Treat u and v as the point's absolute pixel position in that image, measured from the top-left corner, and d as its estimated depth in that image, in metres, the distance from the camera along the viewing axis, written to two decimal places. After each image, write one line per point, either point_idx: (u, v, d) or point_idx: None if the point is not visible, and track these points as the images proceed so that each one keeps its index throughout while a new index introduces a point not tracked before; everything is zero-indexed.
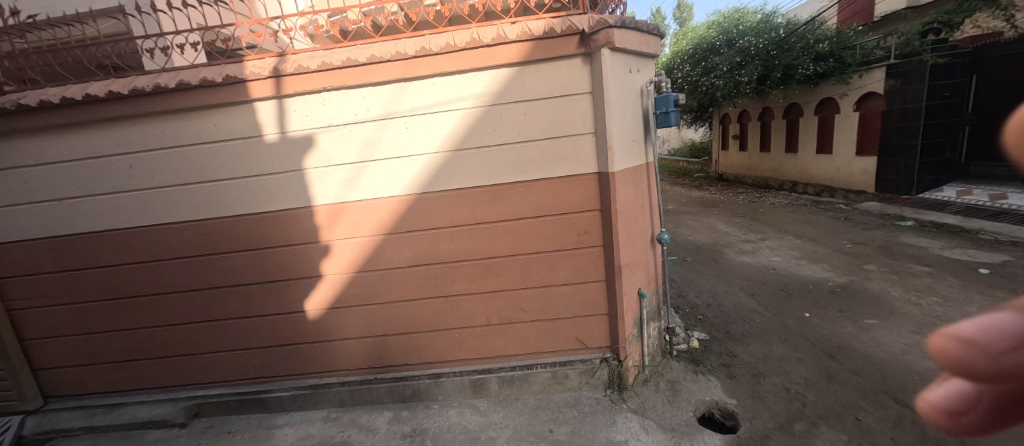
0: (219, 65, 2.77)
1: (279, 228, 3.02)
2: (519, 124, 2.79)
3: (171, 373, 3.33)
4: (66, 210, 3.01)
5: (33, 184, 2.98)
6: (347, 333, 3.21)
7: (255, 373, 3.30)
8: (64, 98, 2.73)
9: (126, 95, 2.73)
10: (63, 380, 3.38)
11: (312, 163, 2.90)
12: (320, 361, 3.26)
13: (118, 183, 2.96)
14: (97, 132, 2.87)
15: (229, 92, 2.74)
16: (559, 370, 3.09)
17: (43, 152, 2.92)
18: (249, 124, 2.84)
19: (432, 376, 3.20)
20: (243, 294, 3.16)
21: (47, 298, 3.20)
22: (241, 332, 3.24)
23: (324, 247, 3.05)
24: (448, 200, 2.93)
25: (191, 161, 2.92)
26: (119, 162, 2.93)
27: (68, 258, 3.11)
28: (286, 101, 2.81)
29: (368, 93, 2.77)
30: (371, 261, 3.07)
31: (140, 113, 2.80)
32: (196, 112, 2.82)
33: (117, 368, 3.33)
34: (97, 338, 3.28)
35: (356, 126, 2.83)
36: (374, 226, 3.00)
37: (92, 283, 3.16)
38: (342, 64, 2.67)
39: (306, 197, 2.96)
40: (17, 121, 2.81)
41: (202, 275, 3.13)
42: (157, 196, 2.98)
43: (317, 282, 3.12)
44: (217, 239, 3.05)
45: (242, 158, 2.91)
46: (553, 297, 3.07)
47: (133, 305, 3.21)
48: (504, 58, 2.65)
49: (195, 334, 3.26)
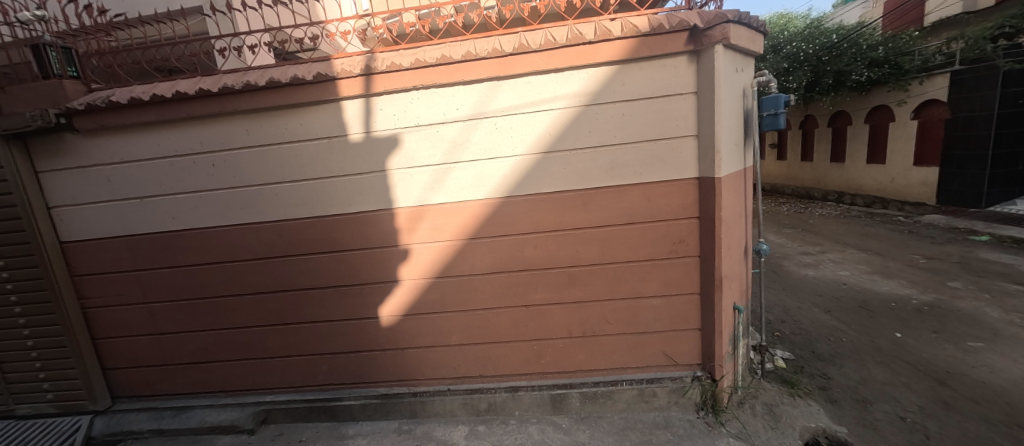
0: (309, 64, 2.72)
1: (358, 231, 2.93)
2: (615, 125, 2.63)
3: (239, 377, 3.25)
4: (147, 208, 2.99)
5: (116, 182, 2.96)
6: (421, 341, 3.08)
7: (324, 380, 3.19)
8: (154, 96, 2.71)
9: (216, 93, 2.70)
10: (131, 380, 3.33)
11: (396, 164, 2.80)
12: (391, 370, 3.14)
13: (200, 182, 2.92)
14: (181, 130, 2.84)
15: (317, 90, 2.68)
16: (647, 387, 2.88)
17: (129, 149, 2.90)
18: (335, 123, 2.77)
19: (508, 389, 3.03)
20: (317, 298, 3.07)
21: (121, 297, 3.16)
22: (313, 337, 3.14)
23: (403, 251, 2.94)
24: (535, 204, 2.78)
25: (273, 161, 2.86)
26: (202, 161, 2.89)
27: (145, 257, 3.08)
28: (373, 100, 2.72)
29: (458, 92, 2.66)
30: (450, 267, 2.93)
31: (227, 111, 2.76)
32: (282, 110, 2.77)
33: (186, 370, 3.27)
34: (168, 339, 3.23)
35: (444, 126, 2.72)
36: (455, 230, 2.87)
37: (166, 282, 3.12)
38: (434, 62, 2.57)
39: (387, 199, 2.86)
40: (105, 118, 2.81)
41: (276, 277, 3.05)
42: (237, 196, 2.93)
43: (393, 287, 3.00)
44: (295, 240, 2.98)
45: (324, 158, 2.83)
46: (642, 310, 2.87)
47: (205, 306, 3.15)
48: (604, 56, 2.50)
49: (265, 337, 3.17)
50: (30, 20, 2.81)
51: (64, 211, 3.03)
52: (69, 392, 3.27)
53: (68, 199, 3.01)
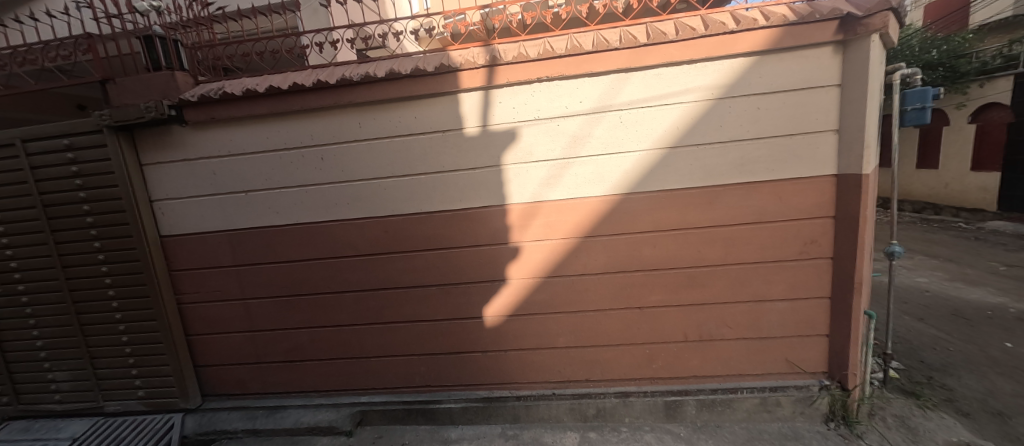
0: (427, 55, 2.64)
1: (467, 228, 2.84)
2: (749, 119, 2.51)
3: (333, 377, 3.17)
4: (251, 202, 2.95)
5: (222, 175, 2.92)
6: (525, 343, 2.97)
7: (421, 381, 3.10)
8: (270, 88, 2.66)
9: (333, 85, 2.64)
10: (222, 378, 3.26)
11: (512, 159, 2.71)
12: (492, 372, 3.03)
13: (308, 176, 2.87)
14: (292, 122, 2.79)
15: (437, 82, 2.61)
16: (770, 396, 2.73)
17: (237, 142, 2.86)
18: (451, 116, 2.69)
19: (618, 395, 2.89)
20: (419, 296, 2.98)
21: (219, 292, 3.11)
22: (412, 337, 3.05)
23: (514, 249, 2.83)
24: (658, 202, 2.66)
25: (384, 155, 2.79)
26: (311, 155, 2.84)
27: (246, 252, 3.03)
28: (493, 92, 2.64)
29: (583, 84, 2.56)
30: (562, 266, 2.82)
31: (341, 104, 2.70)
32: (397, 103, 2.71)
33: (279, 368, 3.20)
34: (262, 336, 3.16)
35: (566, 120, 2.63)
36: (570, 228, 2.76)
37: (266, 278, 3.06)
38: (563, 52, 2.49)
39: (500, 195, 2.77)
40: (216, 110, 2.77)
41: (379, 275, 2.97)
42: (344, 190, 2.86)
43: (501, 286, 2.90)
44: (400, 236, 2.89)
45: (437, 152, 2.75)
46: (766, 314, 2.74)
47: (303, 304, 3.07)
48: (745, 46, 2.39)
49: (363, 336, 3.09)
50: (145, 11, 2.80)
51: (167, 205, 3.00)
52: (161, 390, 3.19)
53: (172, 193, 2.98)
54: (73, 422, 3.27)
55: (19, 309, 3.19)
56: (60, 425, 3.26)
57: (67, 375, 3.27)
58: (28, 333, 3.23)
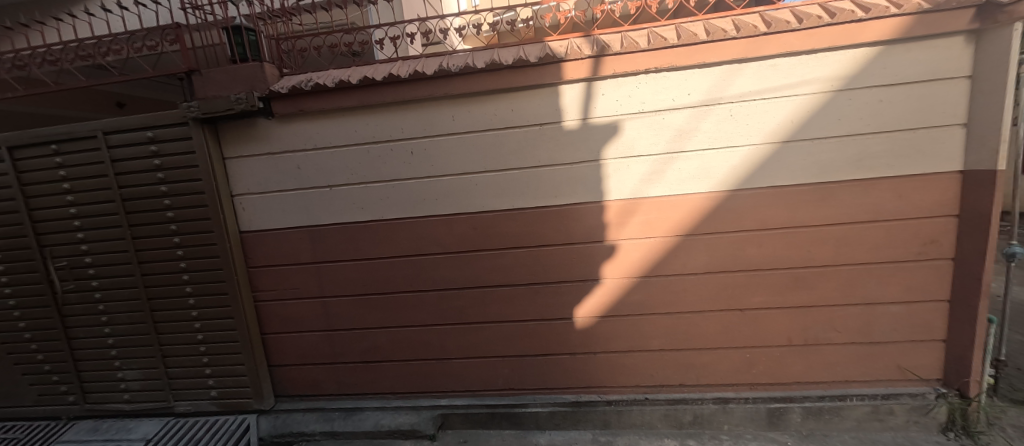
0: (527, 46, 2.55)
1: (561, 225, 2.73)
2: (870, 112, 2.39)
3: (412, 378, 3.07)
4: (335, 197, 2.87)
5: (307, 169, 2.84)
6: (616, 345, 2.85)
7: (504, 384, 2.99)
8: (364, 79, 2.58)
9: (430, 76, 2.56)
10: (295, 378, 3.17)
11: (612, 154, 2.61)
12: (580, 376, 2.91)
13: (396, 170, 2.78)
14: (382, 115, 2.71)
15: (538, 73, 2.51)
16: (883, 404, 2.60)
17: (324, 136, 2.78)
18: (550, 109, 2.60)
19: (716, 401, 2.76)
20: (506, 296, 2.87)
21: (297, 290, 3.03)
22: (496, 338, 2.95)
23: (609, 247, 2.73)
24: (767, 199, 2.54)
25: (477, 149, 2.70)
26: (400, 148, 2.75)
27: (327, 248, 2.95)
28: (596, 84, 2.54)
29: (692, 76, 2.46)
30: (660, 265, 2.70)
31: (436, 96, 2.62)
32: (494, 96, 2.62)
33: (356, 369, 3.10)
34: (340, 336, 3.07)
35: (672, 113, 2.52)
36: (671, 226, 2.64)
37: (347, 276, 2.97)
38: (675, 42, 2.38)
39: (597, 191, 2.67)
40: (305, 103, 2.71)
41: (465, 273, 2.88)
42: (433, 185, 2.77)
43: (593, 286, 2.79)
44: (489, 233, 2.80)
45: (533, 146, 2.66)
46: (878, 317, 2.61)
47: (384, 302, 2.98)
48: (872, 35, 2.27)
49: (445, 337, 2.99)
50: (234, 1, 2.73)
51: (248, 199, 2.93)
52: (234, 390, 3.10)
53: (254, 187, 2.91)
54: (142, 422, 3.17)
55: (91, 305, 3.11)
56: (129, 425, 3.15)
57: (137, 374, 3.18)
58: (99, 330, 3.14)
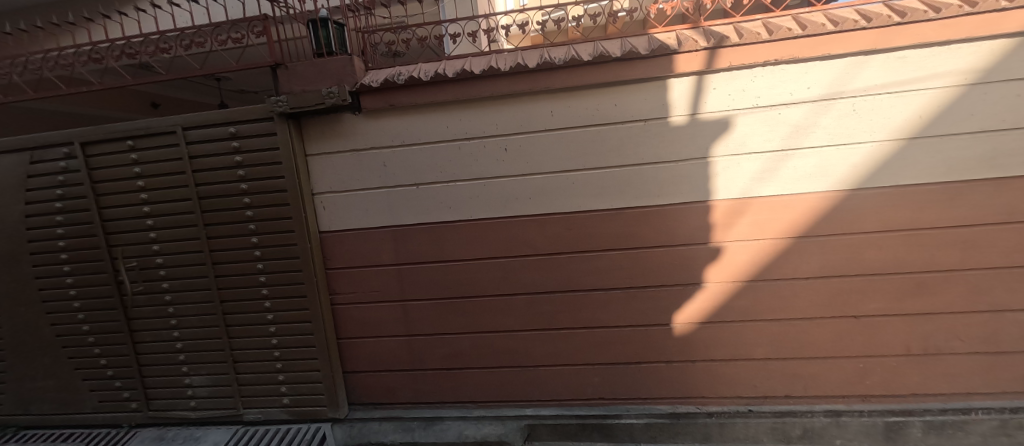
0: (635, 37, 2.45)
1: (662, 226, 2.60)
2: (1006, 107, 2.26)
3: (495, 387, 2.93)
4: (422, 196, 2.75)
5: (393, 167, 2.74)
6: (718, 353, 2.70)
7: (593, 394, 2.85)
8: (462, 72, 2.49)
9: (532, 69, 2.46)
10: (371, 386, 3.03)
11: (721, 151, 2.48)
12: (677, 386, 2.76)
13: (488, 168, 2.67)
14: (476, 111, 2.61)
15: (648, 67, 2.40)
16: (1013, 419, 2.42)
17: (414, 132, 2.68)
18: (657, 104, 2.48)
19: (827, 414, 2.60)
20: (600, 300, 2.74)
21: (377, 293, 2.91)
22: (587, 345, 2.80)
23: (714, 250, 2.59)
24: (890, 199, 2.40)
25: (575, 146, 2.58)
26: (494, 145, 2.64)
27: (411, 249, 2.82)
28: (708, 78, 2.42)
29: (814, 69, 2.34)
30: (768, 269, 2.57)
31: (536, 90, 2.52)
32: (597, 90, 2.50)
33: (436, 376, 2.97)
34: (420, 341, 2.94)
35: (789, 108, 2.40)
36: (782, 227, 2.51)
37: (430, 278, 2.84)
38: (800, 32, 2.26)
39: (703, 190, 2.54)
40: (397, 97, 2.61)
41: (557, 276, 2.74)
42: (528, 183, 2.65)
43: (695, 291, 2.65)
44: (585, 234, 2.67)
45: (636, 143, 2.54)
46: (1004, 326, 2.45)
47: (468, 307, 2.85)
48: (1012, 26, 2.15)
49: (532, 343, 2.85)
50: None
51: (330, 198, 2.82)
52: (308, 397, 2.98)
53: (337, 186, 2.80)
54: (210, 431, 3.02)
55: (160, 308, 2.99)
56: (197, 434, 3.01)
57: (205, 380, 3.05)
58: (167, 334, 3.02)
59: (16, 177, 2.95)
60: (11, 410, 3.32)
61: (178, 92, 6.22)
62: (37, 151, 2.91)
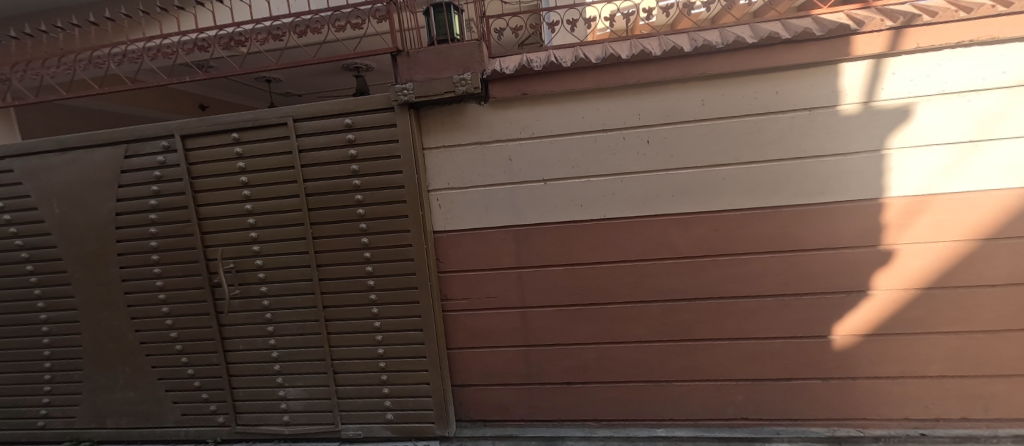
0: (802, 18, 2.24)
1: (825, 227, 2.35)
2: None
3: (621, 404, 2.66)
4: (550, 193, 2.53)
5: (519, 161, 2.52)
6: (884, 370, 2.42)
7: (735, 414, 2.57)
8: (610, 56, 2.28)
9: (688, 53, 2.25)
10: (481, 401, 2.77)
11: (897, 143, 2.25)
12: (833, 405, 2.48)
13: (626, 163, 2.44)
14: (617, 100, 2.39)
15: (822, 49, 2.18)
16: None
17: (544, 123, 2.46)
18: (827, 91, 2.25)
19: (1016, 440, 2.31)
20: (748, 309, 2.47)
21: (493, 299, 2.67)
22: (731, 359, 2.53)
23: (885, 253, 2.33)
24: None
25: (729, 137, 2.35)
26: (634, 137, 2.41)
27: (535, 252, 2.59)
28: (886, 61, 2.20)
29: (1009, 51, 2.13)
30: (945, 275, 2.31)
31: (688, 77, 2.30)
32: (757, 76, 2.28)
33: (555, 391, 2.70)
34: (539, 353, 2.68)
35: (978, 95, 2.17)
36: (966, 228, 2.26)
37: (554, 283, 2.60)
38: (1002, 10, 2.05)
39: (874, 186, 2.29)
40: (530, 85, 2.41)
41: (699, 282, 2.49)
42: (671, 179, 2.41)
43: (860, 299, 2.38)
44: (735, 236, 2.42)
45: (799, 134, 2.30)
46: None
47: (596, 315, 2.59)
48: None
49: (667, 357, 2.58)
50: None
51: (447, 195, 2.60)
52: (415, 413, 2.73)
53: (455, 182, 2.59)
54: None
55: (257, 314, 2.78)
56: None
57: (301, 392, 2.82)
58: (263, 342, 2.80)
59: (109, 173, 2.76)
60: (85, 423, 3.08)
61: (228, 94, 6.08)
62: (133, 144, 2.73)
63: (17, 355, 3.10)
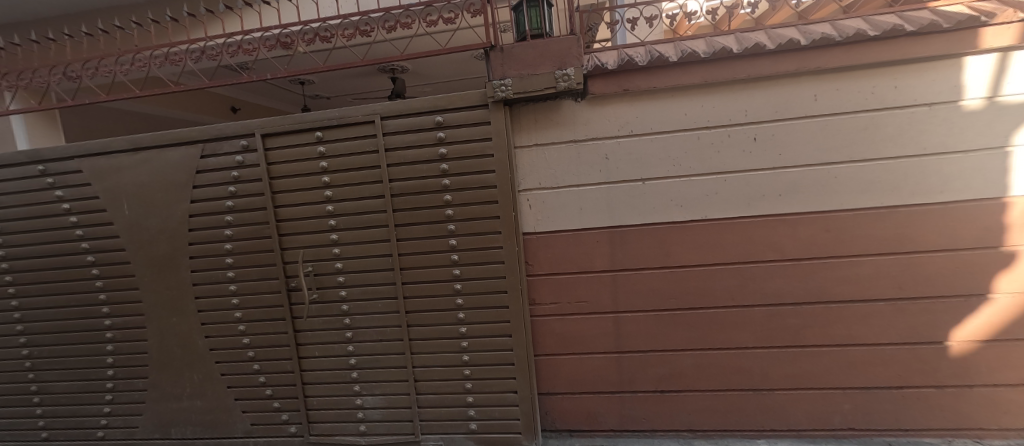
0: (922, 10, 2.17)
1: (944, 227, 2.25)
2: None
3: (718, 413, 2.55)
4: (649, 193, 2.43)
5: (616, 160, 2.43)
6: (1003, 377, 2.32)
7: (841, 424, 2.46)
8: (722, 50, 2.20)
9: (805, 46, 2.18)
10: (568, 410, 2.66)
11: (1021, 139, 2.17)
12: (948, 415, 2.37)
13: (731, 161, 2.35)
14: (723, 95, 2.30)
15: (946, 42, 2.12)
16: None
17: (645, 120, 2.38)
18: (948, 86, 2.17)
19: None
20: (857, 314, 2.37)
21: (584, 303, 2.56)
22: (838, 365, 2.42)
23: (1007, 255, 2.24)
24: None
25: (841, 135, 2.27)
26: (740, 134, 2.32)
27: (631, 254, 2.49)
28: (1012, 55, 2.13)
29: None
30: None
31: (802, 71, 2.22)
32: (873, 70, 2.20)
33: (648, 399, 2.59)
34: (632, 360, 2.57)
35: None
36: None
37: (651, 287, 2.50)
38: None
39: (997, 184, 2.20)
40: (633, 81, 2.32)
41: (806, 286, 2.39)
42: (779, 178, 2.32)
43: (979, 303, 2.29)
44: (846, 237, 2.33)
45: (917, 130, 2.22)
46: None
47: (694, 320, 2.49)
48: None
49: (769, 364, 2.47)
50: None
51: (539, 196, 2.50)
52: (501, 423, 2.62)
53: (547, 181, 2.49)
54: None
55: (336, 319, 2.68)
56: None
57: (380, 401, 2.70)
58: (341, 348, 2.70)
59: (184, 173, 2.67)
60: (147, 434, 2.96)
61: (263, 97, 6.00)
62: (210, 143, 2.64)
63: (79, 363, 2.98)
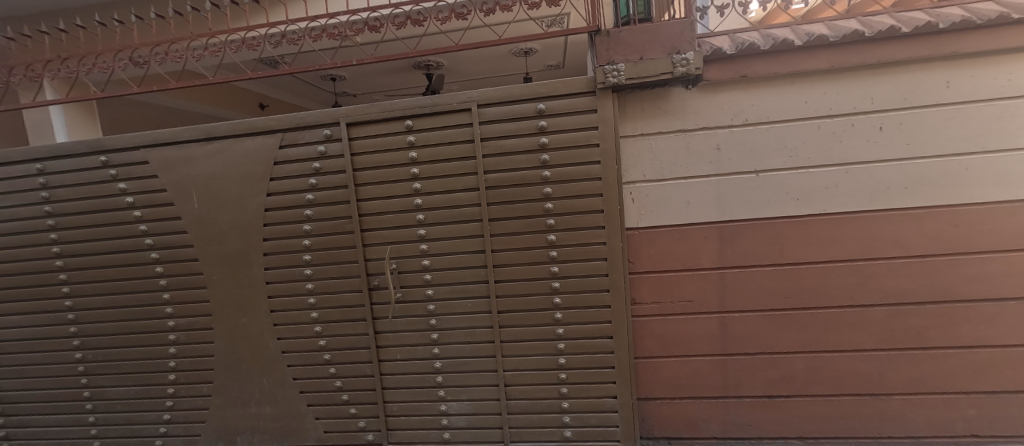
0: None
1: None
2: None
3: (830, 419, 2.40)
4: (764, 186, 2.29)
5: (729, 150, 2.30)
6: None
7: (964, 431, 2.32)
8: (850, 34, 2.09)
9: (941, 30, 2.06)
10: (667, 417, 2.49)
11: None
12: None
13: (853, 152, 2.22)
14: (847, 82, 2.18)
15: None
16: None
17: (761, 108, 2.25)
18: None
19: None
20: (983, 314, 2.24)
21: (689, 303, 2.41)
22: (961, 368, 2.29)
23: None
24: None
25: (973, 124, 2.14)
26: (865, 123, 2.20)
27: (742, 250, 2.35)
28: None
29: None
30: None
31: (935, 56, 2.10)
32: (1011, 56, 2.08)
33: (754, 404, 2.44)
34: (738, 363, 2.42)
35: None
36: None
37: (762, 285, 2.36)
38: None
39: None
40: (752, 66, 2.20)
41: (930, 285, 2.26)
42: (906, 170, 2.19)
43: None
44: (976, 233, 2.19)
45: None
46: None
47: (808, 320, 2.35)
48: None
49: (887, 366, 2.33)
50: None
51: (644, 189, 2.34)
52: (598, 430, 2.47)
53: (653, 173, 2.34)
54: None
55: (421, 319, 2.52)
56: None
57: (466, 406, 2.55)
58: (425, 351, 2.54)
59: (261, 164, 2.51)
60: (211, 443, 2.78)
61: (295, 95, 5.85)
62: (290, 133, 2.49)
63: (137, 367, 2.80)
